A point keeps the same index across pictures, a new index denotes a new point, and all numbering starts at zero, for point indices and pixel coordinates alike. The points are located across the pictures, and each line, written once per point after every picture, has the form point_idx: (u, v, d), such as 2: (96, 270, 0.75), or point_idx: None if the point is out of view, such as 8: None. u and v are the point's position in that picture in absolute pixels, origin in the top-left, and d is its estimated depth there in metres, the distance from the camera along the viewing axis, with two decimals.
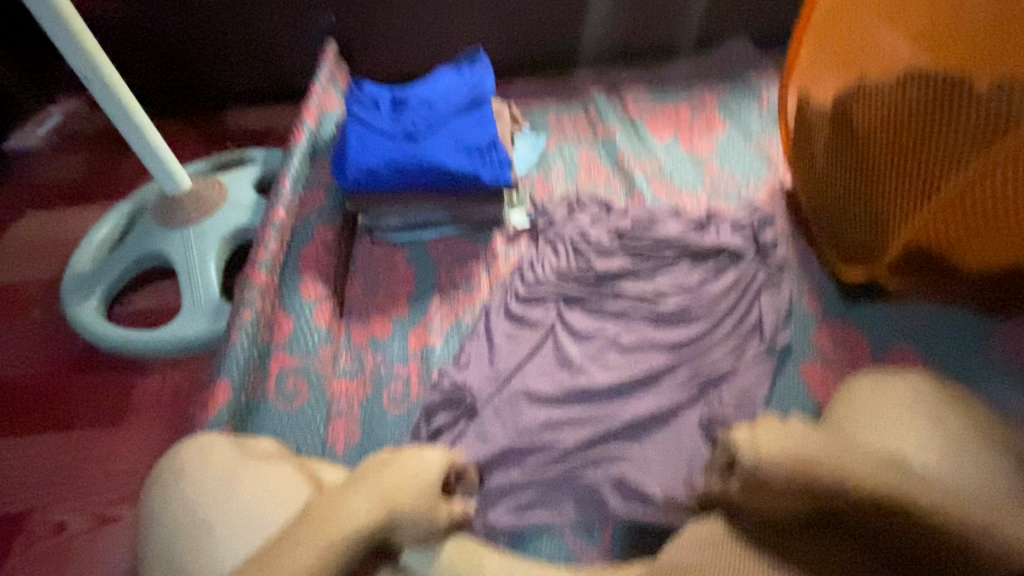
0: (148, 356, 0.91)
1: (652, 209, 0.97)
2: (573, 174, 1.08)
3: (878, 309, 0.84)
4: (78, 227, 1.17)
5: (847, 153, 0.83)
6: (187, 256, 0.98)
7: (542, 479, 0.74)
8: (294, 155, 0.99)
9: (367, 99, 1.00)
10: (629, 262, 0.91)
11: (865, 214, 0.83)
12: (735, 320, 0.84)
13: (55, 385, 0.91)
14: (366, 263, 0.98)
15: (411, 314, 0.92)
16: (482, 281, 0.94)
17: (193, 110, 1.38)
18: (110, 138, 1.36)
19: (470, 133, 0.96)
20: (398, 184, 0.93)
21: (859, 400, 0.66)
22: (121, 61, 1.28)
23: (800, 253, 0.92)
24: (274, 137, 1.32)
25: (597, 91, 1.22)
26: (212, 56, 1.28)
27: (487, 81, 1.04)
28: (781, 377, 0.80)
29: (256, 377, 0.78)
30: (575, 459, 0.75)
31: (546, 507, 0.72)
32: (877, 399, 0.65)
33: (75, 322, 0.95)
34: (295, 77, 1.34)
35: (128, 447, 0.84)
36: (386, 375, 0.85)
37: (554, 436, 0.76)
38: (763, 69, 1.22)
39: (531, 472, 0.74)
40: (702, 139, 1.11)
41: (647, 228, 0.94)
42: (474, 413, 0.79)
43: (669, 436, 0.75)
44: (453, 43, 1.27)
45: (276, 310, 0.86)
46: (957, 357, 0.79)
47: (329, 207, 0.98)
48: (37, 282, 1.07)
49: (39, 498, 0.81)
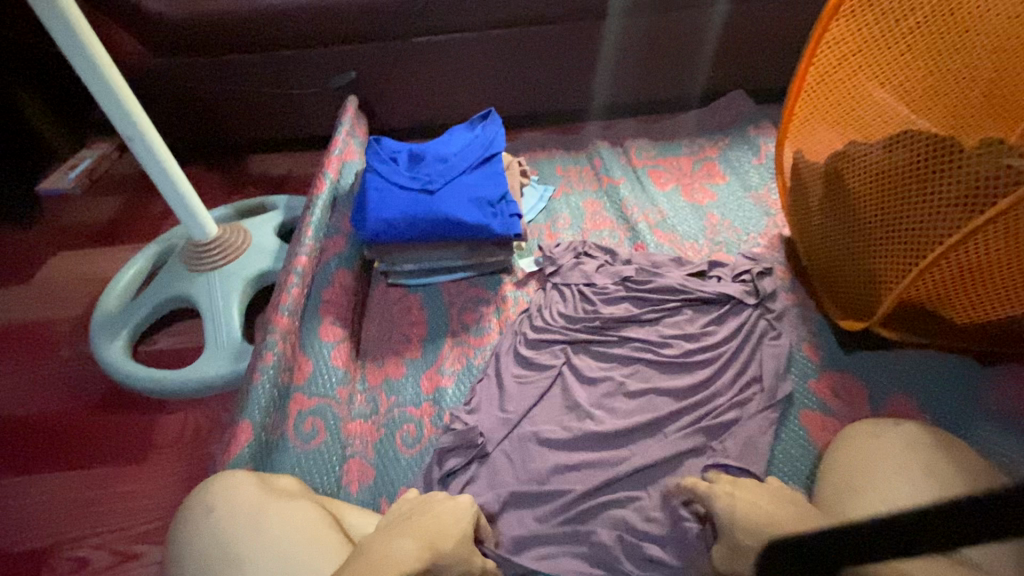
0: (171, 396, 0.95)
1: (657, 257, 1.02)
2: (579, 223, 1.13)
3: (874, 357, 0.87)
4: (107, 267, 1.23)
5: (842, 206, 0.87)
6: (211, 298, 1.02)
7: (554, 524, 0.75)
8: (317, 204, 1.05)
9: (386, 154, 1.06)
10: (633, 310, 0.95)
11: (859, 265, 0.85)
12: (737, 366, 0.87)
13: (81, 423, 0.95)
14: (382, 307, 1.03)
15: (424, 356, 0.95)
16: (493, 325, 0.98)
17: (218, 158, 1.48)
18: (139, 183, 1.43)
19: (483, 187, 1.02)
20: (414, 234, 0.98)
21: (852, 451, 0.69)
22: (154, 113, 1.37)
23: (797, 305, 0.96)
24: (294, 183, 1.40)
25: (601, 143, 1.29)
26: (240, 108, 1.36)
27: (499, 138, 1.11)
28: (783, 425, 0.83)
29: (278, 418, 0.80)
30: (584, 503, 0.76)
31: (558, 550, 0.74)
32: (872, 449, 0.68)
33: (101, 361, 0.98)
34: (315, 127, 1.42)
35: (149, 484, 0.87)
36: (399, 417, 0.88)
37: (563, 480, 0.79)
38: (760, 124, 1.29)
39: (542, 516, 0.76)
40: (703, 190, 1.17)
41: (652, 276, 0.98)
42: (485, 455, 0.81)
43: (674, 480, 0.77)
44: (466, 97, 1.35)
45: (297, 353, 0.89)
46: (954, 405, 0.81)
47: (348, 254, 1.04)
48: (67, 321, 1.12)
49: (62, 534, 0.83)
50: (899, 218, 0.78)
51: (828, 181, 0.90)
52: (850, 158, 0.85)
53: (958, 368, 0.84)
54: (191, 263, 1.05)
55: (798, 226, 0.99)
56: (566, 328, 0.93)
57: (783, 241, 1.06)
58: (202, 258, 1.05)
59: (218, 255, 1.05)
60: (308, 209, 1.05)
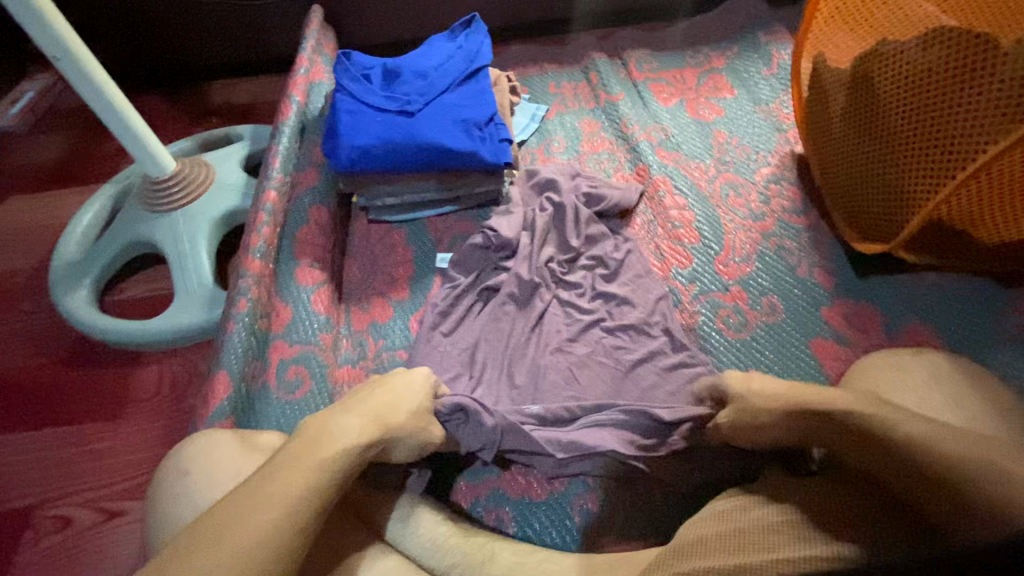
0: (146, 347, 0.90)
1: (650, 216, 0.93)
2: (574, 144, 1.03)
3: (894, 283, 0.81)
4: (64, 211, 1.13)
5: (866, 117, 0.78)
6: (177, 242, 0.94)
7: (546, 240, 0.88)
8: (283, 132, 0.95)
9: (357, 72, 0.95)
10: (632, 291, 0.84)
11: (881, 186, 0.78)
12: (732, 304, 0.83)
13: (52, 378, 0.90)
14: (364, 246, 0.94)
15: (411, 297, 0.88)
16: (464, 254, 0.88)
17: (177, 86, 1.34)
18: (91, 117, 1.30)
19: (466, 107, 0.91)
20: (392, 164, 0.89)
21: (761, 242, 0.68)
22: (93, 37, 1.21)
23: (813, 226, 0.89)
24: (261, 112, 1.27)
25: (597, 55, 1.16)
26: (194, 29, 1.21)
27: (486, 50, 0.99)
28: (791, 353, 0.78)
29: (256, 367, 0.76)
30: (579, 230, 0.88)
31: (580, 495, 0.71)
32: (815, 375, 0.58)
33: (65, 314, 0.92)
34: (281, 47, 1.28)
35: (131, 439, 0.84)
36: (389, 362, 0.82)
37: (568, 365, 0.79)
38: (772, 28, 1.16)
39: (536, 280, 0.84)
40: (708, 104, 1.06)
41: (633, 260, 0.87)
42: (489, 321, 0.83)
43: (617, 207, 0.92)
44: (447, 9, 1.20)
45: (272, 298, 0.82)
46: (974, 330, 0.76)
47: (323, 188, 0.94)
48: (25, 271, 1.04)
49: (44, 493, 0.80)
50: (930, 127, 0.70)
51: (853, 86, 0.80)
52: (883, 58, 0.74)
53: (979, 292, 0.78)
54: (151, 203, 0.96)
55: (816, 142, 0.90)
56: (525, 329, 0.81)
57: (796, 158, 0.98)
58: (163, 197, 0.95)
59: (180, 193, 0.96)
60: (274, 138, 0.95)
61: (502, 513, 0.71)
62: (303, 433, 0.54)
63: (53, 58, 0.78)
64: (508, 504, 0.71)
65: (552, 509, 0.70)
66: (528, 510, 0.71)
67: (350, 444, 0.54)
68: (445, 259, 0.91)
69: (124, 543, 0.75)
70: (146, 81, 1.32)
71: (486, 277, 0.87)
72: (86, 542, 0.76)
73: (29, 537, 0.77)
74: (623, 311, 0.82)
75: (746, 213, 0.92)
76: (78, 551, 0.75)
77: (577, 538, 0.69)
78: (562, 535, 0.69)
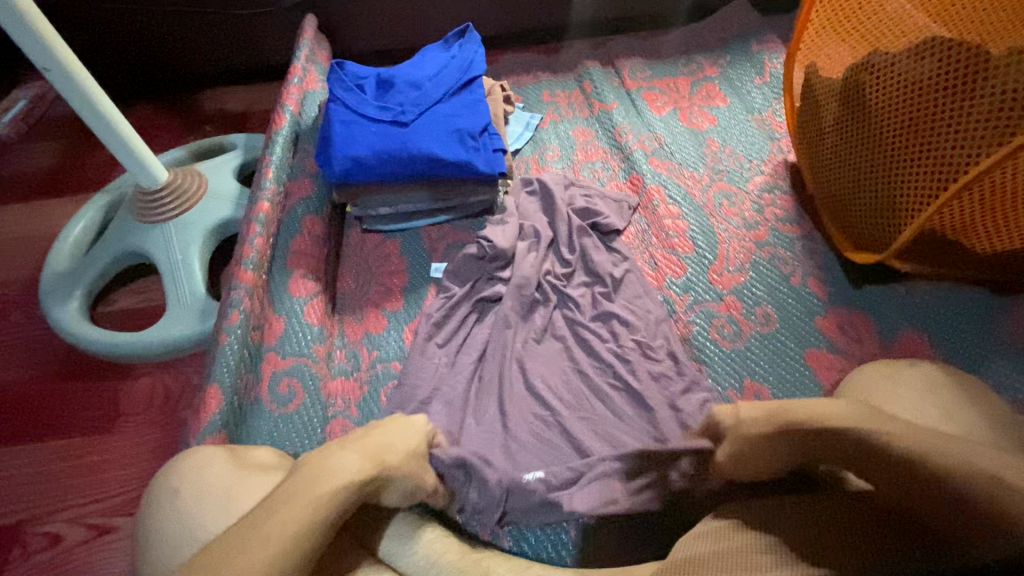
0: (138, 360, 0.89)
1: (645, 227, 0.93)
2: (568, 152, 1.04)
3: (888, 293, 0.81)
4: (55, 221, 1.12)
5: (857, 128, 0.79)
6: (170, 253, 0.93)
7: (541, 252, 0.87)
8: (277, 141, 0.95)
9: (351, 82, 0.95)
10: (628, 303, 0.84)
11: (874, 197, 0.78)
12: (726, 314, 0.83)
13: (42, 391, 0.89)
14: (359, 256, 0.94)
15: (406, 308, 0.88)
16: (459, 265, 0.88)
17: (171, 94, 1.33)
18: (83, 125, 1.29)
19: (460, 117, 0.91)
20: (386, 174, 0.88)
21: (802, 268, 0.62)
22: (85, 46, 1.20)
23: (807, 235, 0.89)
24: (255, 120, 1.27)
25: (590, 63, 1.17)
26: (187, 37, 1.21)
27: (479, 59, 0.99)
28: (787, 363, 0.78)
29: (249, 380, 0.75)
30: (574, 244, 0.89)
31: (576, 509, 0.71)
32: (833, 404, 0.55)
33: (56, 325, 0.91)
34: (275, 56, 1.27)
35: (122, 452, 0.83)
36: (383, 373, 0.81)
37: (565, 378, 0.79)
38: (764, 37, 1.17)
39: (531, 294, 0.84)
40: (702, 113, 1.06)
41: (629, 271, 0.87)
42: (484, 335, 0.83)
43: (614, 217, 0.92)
44: (441, 18, 1.20)
45: (266, 310, 0.82)
46: (967, 339, 0.76)
47: (317, 198, 0.94)
48: (15, 282, 1.03)
49: (34, 508, 0.79)
50: (920, 138, 0.70)
51: (846, 97, 0.81)
52: (875, 70, 0.75)
53: (971, 301, 0.79)
54: (143, 214, 0.95)
55: (808, 152, 0.90)
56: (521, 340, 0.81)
57: (789, 167, 0.98)
58: (156, 207, 0.95)
59: (172, 203, 0.95)
60: (267, 148, 0.95)
61: (497, 527, 0.70)
62: (296, 475, 0.52)
63: (43, 70, 0.77)
64: (504, 517, 0.71)
65: (547, 523, 0.70)
66: (523, 524, 0.70)
67: (343, 483, 0.52)
68: (440, 269, 0.91)
69: (115, 559, 0.74)
70: (139, 89, 1.31)
71: (481, 288, 0.86)
72: (76, 558, 0.75)
73: (17, 554, 0.76)
74: (620, 323, 0.82)
75: (740, 223, 0.92)
76: (68, 567, 0.74)
77: (572, 551, 0.68)
78: (557, 548, 0.69)
